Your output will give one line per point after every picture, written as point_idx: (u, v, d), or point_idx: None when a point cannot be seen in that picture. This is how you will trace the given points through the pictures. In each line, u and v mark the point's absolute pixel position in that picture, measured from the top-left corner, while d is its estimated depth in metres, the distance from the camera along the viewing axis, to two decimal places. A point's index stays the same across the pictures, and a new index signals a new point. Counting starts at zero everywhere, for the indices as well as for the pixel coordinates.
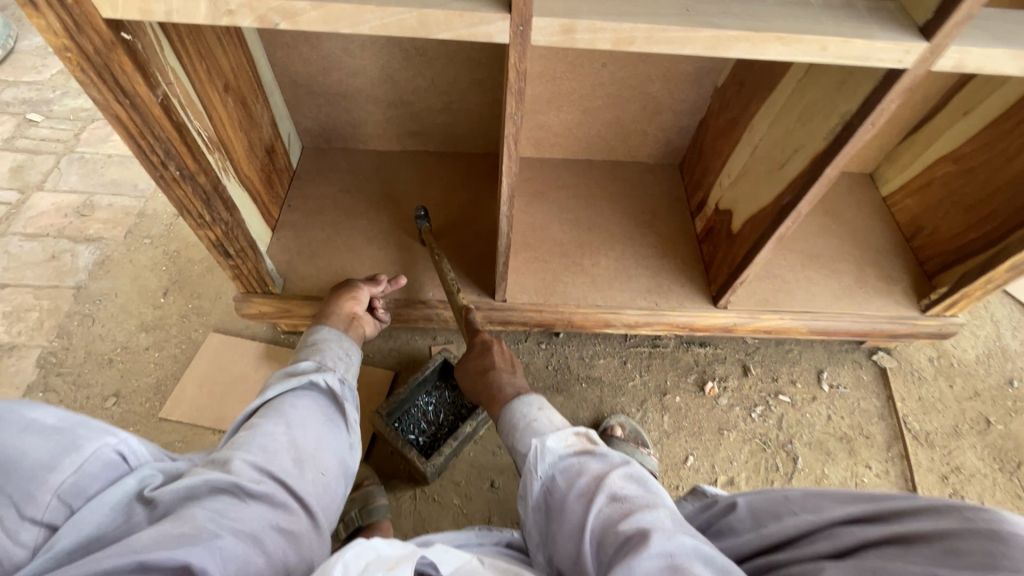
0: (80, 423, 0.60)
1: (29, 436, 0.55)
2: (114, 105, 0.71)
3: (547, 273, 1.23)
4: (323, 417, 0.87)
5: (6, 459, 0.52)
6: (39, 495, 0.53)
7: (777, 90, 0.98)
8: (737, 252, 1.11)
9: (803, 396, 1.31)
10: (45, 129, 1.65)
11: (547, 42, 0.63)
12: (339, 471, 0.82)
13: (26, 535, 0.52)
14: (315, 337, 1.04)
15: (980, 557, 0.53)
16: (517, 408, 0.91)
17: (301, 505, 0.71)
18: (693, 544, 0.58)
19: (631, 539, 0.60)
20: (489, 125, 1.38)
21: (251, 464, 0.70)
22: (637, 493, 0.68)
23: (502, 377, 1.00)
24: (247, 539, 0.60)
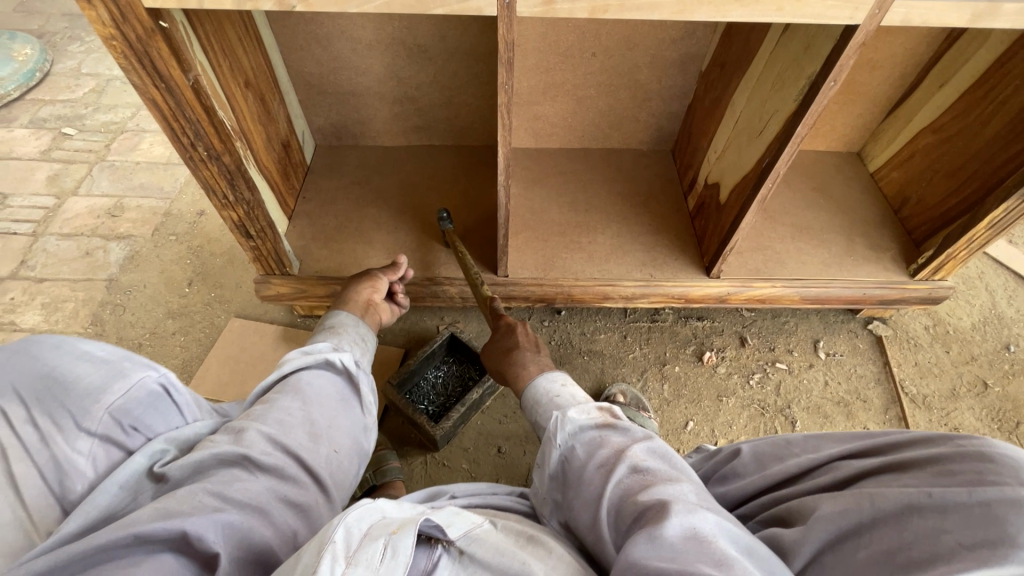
0: (126, 356, 0.65)
1: (82, 364, 0.62)
2: (151, 90, 0.80)
3: (547, 251, 1.30)
4: (337, 397, 0.88)
5: (65, 381, 0.60)
6: (93, 410, 0.60)
7: (753, 65, 1.06)
8: (726, 221, 1.17)
9: (801, 364, 1.35)
10: (79, 142, 1.77)
11: (530, 13, 0.71)
12: (352, 450, 0.84)
13: (81, 446, 0.59)
14: (333, 322, 1.06)
15: (972, 476, 0.51)
16: (538, 389, 0.90)
17: (311, 478, 0.74)
18: (719, 520, 0.53)
19: (653, 508, 0.55)
20: (489, 118, 1.46)
21: (264, 437, 0.73)
22: (657, 464, 0.64)
23: (527, 354, 1.00)
24: (253, 511, 0.64)
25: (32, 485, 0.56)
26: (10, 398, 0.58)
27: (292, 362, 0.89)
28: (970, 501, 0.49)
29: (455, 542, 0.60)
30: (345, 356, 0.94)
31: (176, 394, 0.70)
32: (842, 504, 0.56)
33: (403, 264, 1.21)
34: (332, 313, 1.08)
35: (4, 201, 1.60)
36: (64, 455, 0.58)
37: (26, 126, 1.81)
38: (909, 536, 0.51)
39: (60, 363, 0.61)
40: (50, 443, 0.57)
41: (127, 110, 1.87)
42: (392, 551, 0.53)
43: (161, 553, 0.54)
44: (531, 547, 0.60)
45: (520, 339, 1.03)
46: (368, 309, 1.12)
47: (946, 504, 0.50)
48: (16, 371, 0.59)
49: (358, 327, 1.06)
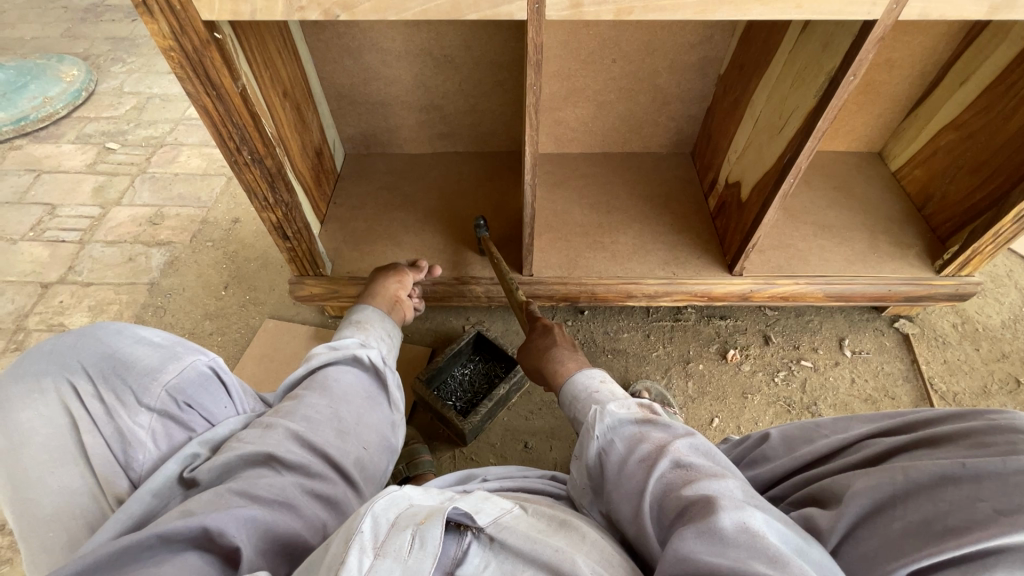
0: (179, 342, 0.71)
1: (140, 347, 0.68)
2: (203, 97, 0.87)
3: (571, 251, 1.33)
4: (364, 393, 0.88)
5: (126, 360, 0.66)
6: (151, 387, 0.65)
7: (772, 65, 1.08)
8: (747, 218, 1.19)
9: (826, 361, 1.35)
10: (122, 155, 1.87)
11: (559, 16, 0.76)
12: (380, 445, 0.84)
13: (142, 418, 0.64)
14: (359, 316, 1.09)
15: (1005, 446, 0.51)
16: (577, 383, 0.92)
17: (338, 473, 0.74)
18: (772, 519, 0.53)
19: (699, 501, 0.56)
20: (512, 125, 1.51)
21: (292, 436, 0.73)
22: (700, 460, 0.64)
23: (564, 352, 1.02)
24: (281, 505, 0.63)
25: (100, 455, 0.62)
26: (79, 375, 0.64)
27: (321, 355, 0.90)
28: (1005, 470, 0.49)
29: (485, 530, 0.57)
30: (371, 353, 0.94)
31: (224, 379, 0.74)
32: (875, 477, 0.56)
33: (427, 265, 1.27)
34: (359, 308, 1.09)
35: (53, 211, 1.70)
36: (127, 428, 0.63)
37: (73, 142, 1.91)
38: (943, 506, 0.50)
39: (122, 347, 0.67)
40: (114, 416, 0.63)
41: (166, 126, 1.97)
42: (420, 541, 0.50)
43: (186, 552, 0.53)
44: (564, 531, 0.60)
45: (558, 339, 1.05)
46: (395, 305, 1.16)
47: (980, 473, 0.50)
48: (83, 351, 0.66)
49: (383, 326, 1.07)
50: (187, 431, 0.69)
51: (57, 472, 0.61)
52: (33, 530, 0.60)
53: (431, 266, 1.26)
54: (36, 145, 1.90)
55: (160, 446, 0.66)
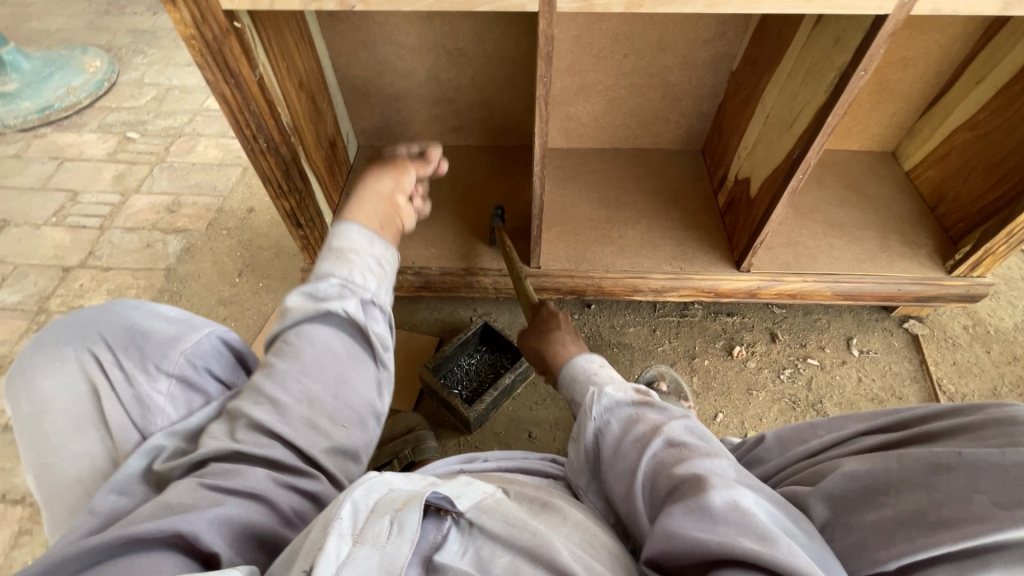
0: (194, 318, 0.73)
1: (156, 320, 0.70)
2: (222, 84, 0.89)
3: (578, 244, 1.34)
4: (345, 353, 0.74)
5: (144, 331, 0.69)
6: (169, 354, 0.67)
7: (784, 61, 1.08)
8: (756, 214, 1.19)
9: (833, 360, 1.35)
10: (142, 145, 1.91)
11: (569, 8, 0.77)
12: (366, 417, 0.74)
13: (160, 384, 0.66)
14: (340, 241, 0.84)
15: (1004, 439, 0.51)
16: (576, 366, 0.93)
17: (314, 461, 0.67)
18: (762, 500, 0.54)
19: (689, 478, 0.57)
20: (523, 120, 1.52)
21: (257, 424, 0.65)
22: (699, 445, 0.64)
23: (564, 337, 1.04)
24: (252, 501, 0.59)
25: (119, 422, 0.64)
26: (100, 347, 0.67)
27: (296, 311, 0.75)
28: (1003, 462, 0.49)
29: (465, 514, 0.57)
30: (347, 303, 0.75)
31: (236, 353, 0.76)
32: (872, 468, 0.56)
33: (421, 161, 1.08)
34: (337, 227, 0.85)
35: (75, 197, 1.74)
36: (145, 393, 0.65)
37: (95, 131, 1.96)
38: (938, 496, 0.51)
39: (139, 320, 0.70)
40: (133, 382, 0.66)
41: (185, 116, 2.01)
42: (398, 527, 0.50)
43: (155, 553, 0.51)
44: (547, 513, 0.62)
45: (561, 324, 1.07)
46: (390, 211, 0.95)
47: (978, 463, 0.50)
48: (103, 324, 0.69)
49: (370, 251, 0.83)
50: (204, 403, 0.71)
51: (77, 438, 0.64)
52: (56, 492, 0.63)
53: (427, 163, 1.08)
54: (60, 134, 1.95)
55: (178, 411, 0.67)
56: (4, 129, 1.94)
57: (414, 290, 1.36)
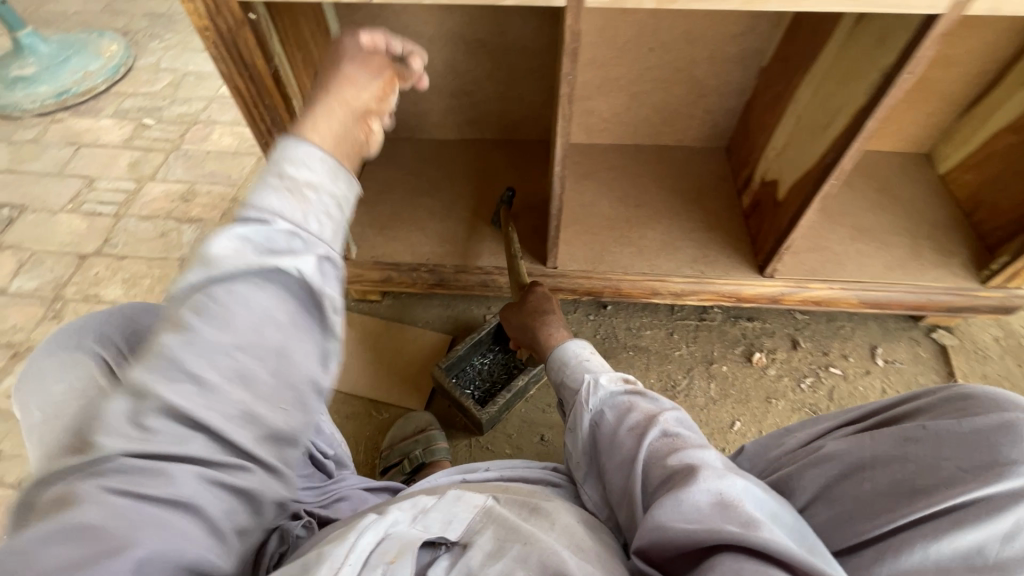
0: None
1: None
2: (236, 77, 0.87)
3: (596, 244, 1.30)
4: (289, 315, 0.50)
5: None
6: None
7: (819, 59, 1.03)
8: (783, 218, 1.15)
9: (857, 370, 1.30)
10: (157, 131, 1.90)
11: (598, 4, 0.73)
12: (315, 395, 0.53)
13: None
14: (289, 159, 0.52)
15: (958, 410, 0.54)
16: (566, 351, 0.92)
17: (250, 457, 0.48)
18: (748, 487, 0.56)
19: (684, 469, 0.60)
20: (543, 114, 1.48)
21: (168, 414, 0.44)
22: (693, 440, 0.67)
23: (553, 322, 1.02)
24: (175, 515, 0.43)
25: None
26: None
27: (227, 261, 0.48)
28: (963, 429, 0.52)
29: (458, 542, 0.56)
30: (307, 255, 0.50)
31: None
32: (849, 453, 0.58)
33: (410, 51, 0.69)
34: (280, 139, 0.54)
35: (91, 184, 1.74)
36: None
37: (111, 116, 1.96)
38: (912, 467, 0.52)
39: None
40: None
41: (200, 103, 1.99)
42: None
43: None
44: (536, 518, 0.61)
45: (553, 309, 1.05)
46: (349, 121, 0.58)
47: (941, 433, 0.52)
48: None
49: (316, 180, 0.52)
50: None
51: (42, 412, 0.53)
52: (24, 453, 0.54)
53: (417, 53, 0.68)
54: (76, 119, 1.95)
55: None
56: (22, 112, 1.94)
57: (428, 287, 1.34)
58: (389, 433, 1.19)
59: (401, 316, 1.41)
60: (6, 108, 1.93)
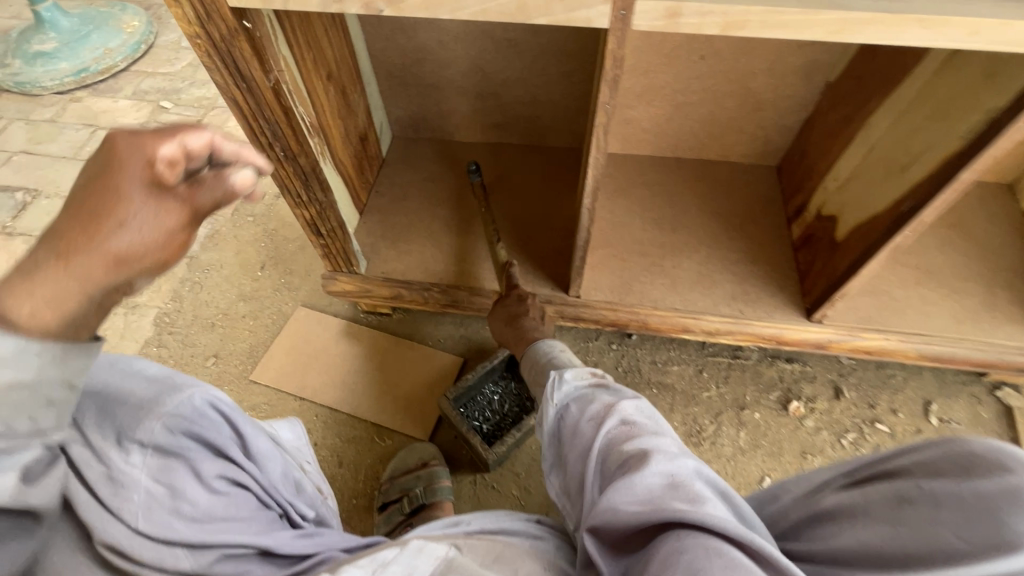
0: (174, 376, 0.68)
1: (133, 381, 0.64)
2: (233, 89, 0.77)
3: (625, 272, 1.19)
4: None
5: (118, 396, 0.62)
6: (146, 421, 0.60)
7: (904, 85, 0.88)
8: (840, 262, 1.02)
9: (906, 429, 1.18)
10: (174, 115, 1.84)
11: (649, 27, 0.61)
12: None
13: (135, 456, 0.59)
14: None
15: (954, 466, 0.48)
16: (538, 349, 0.94)
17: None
18: (692, 469, 0.59)
19: (636, 456, 0.61)
20: (575, 121, 1.36)
21: None
22: (646, 425, 0.68)
23: (529, 322, 1.03)
24: None
25: (84, 502, 0.57)
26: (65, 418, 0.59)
27: None
28: (958, 492, 0.46)
29: None
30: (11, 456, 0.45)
31: (226, 417, 0.68)
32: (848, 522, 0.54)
33: (246, 172, 0.51)
34: None
35: None
36: (118, 469, 0.58)
37: (129, 98, 1.90)
38: (902, 531, 0.48)
39: (112, 382, 0.63)
40: (103, 459, 0.57)
41: None
42: None
43: None
44: (499, 566, 0.62)
45: (529, 310, 1.06)
46: (96, 311, 0.46)
47: (935, 497, 0.47)
48: None
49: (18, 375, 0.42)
50: (192, 470, 0.62)
51: None
52: None
53: (248, 189, 0.51)
54: (95, 99, 1.90)
55: (157, 484, 0.59)
56: (42, 90, 1.90)
57: (441, 307, 1.25)
58: (390, 464, 1.12)
59: (412, 333, 1.33)
60: (26, 85, 1.88)
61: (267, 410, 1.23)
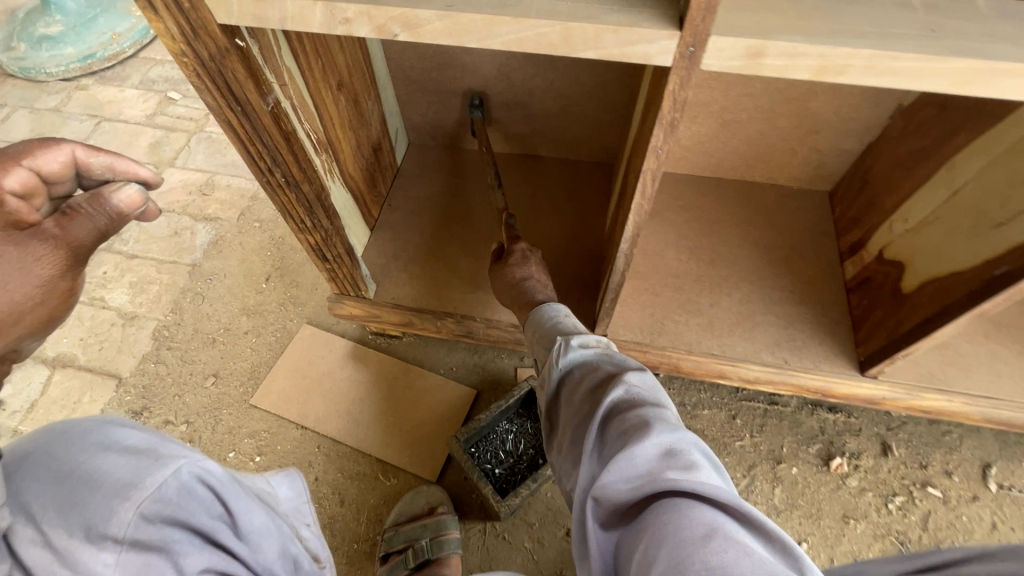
0: (162, 443, 0.62)
1: (113, 457, 0.58)
2: (226, 112, 0.67)
3: (656, 309, 1.08)
4: None
5: (94, 476, 0.56)
6: (120, 513, 0.53)
7: (1004, 126, 0.77)
8: (907, 319, 0.90)
9: (961, 495, 1.06)
10: (181, 108, 1.75)
11: (723, 67, 0.50)
12: None
13: (106, 554, 0.52)
14: None
15: None
16: (543, 314, 0.87)
17: None
18: (692, 439, 0.58)
19: (637, 425, 0.59)
20: (608, 134, 1.23)
21: None
22: (648, 394, 0.65)
23: (534, 286, 0.95)
24: None
25: None
26: (34, 513, 0.54)
27: None
28: None
29: None
30: None
31: (216, 495, 0.60)
32: None
33: (130, 187, 0.56)
34: None
35: None
36: (87, 572, 0.52)
37: (136, 87, 1.81)
38: None
39: (91, 458, 0.58)
40: (71, 561, 0.52)
41: None
42: None
43: None
44: None
45: (534, 270, 0.96)
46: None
47: None
48: (51, 467, 0.57)
49: None
50: (174, 566, 0.54)
51: None
52: None
53: (133, 206, 0.56)
54: (101, 87, 1.81)
55: None
56: (47, 76, 1.82)
57: (454, 336, 1.16)
58: (396, 508, 1.05)
59: (422, 359, 1.24)
60: (30, 71, 1.80)
61: (266, 439, 1.16)
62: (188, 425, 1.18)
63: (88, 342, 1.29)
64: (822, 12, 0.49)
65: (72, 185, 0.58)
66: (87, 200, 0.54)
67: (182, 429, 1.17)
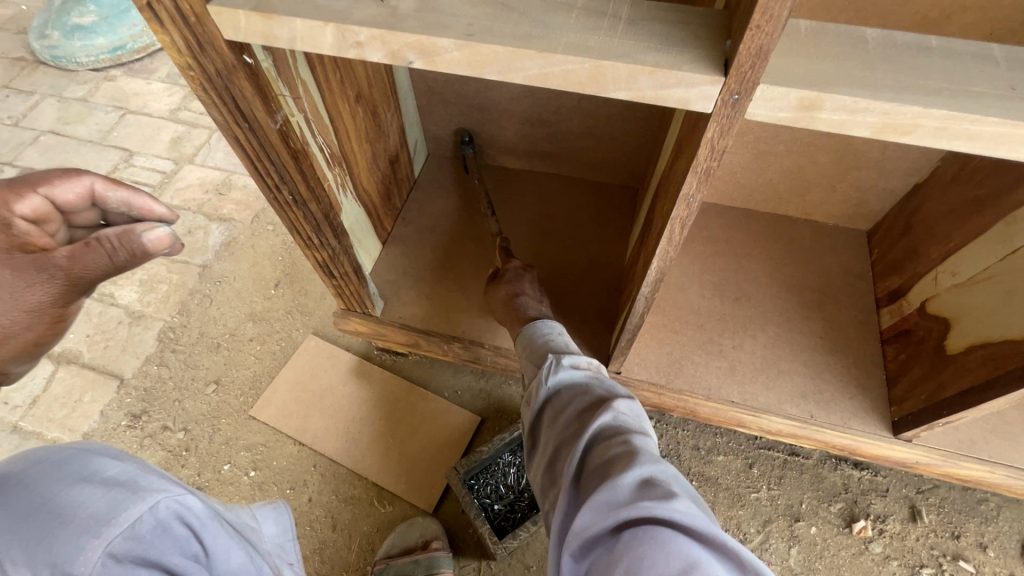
0: (142, 475, 0.51)
1: (90, 489, 0.48)
2: (233, 129, 0.63)
3: (676, 348, 1.03)
4: None
5: (62, 511, 0.45)
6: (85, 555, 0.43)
7: None
8: (949, 384, 0.84)
9: (997, 572, 0.98)
10: None
11: (771, 117, 0.44)
12: None
13: None
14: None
15: None
16: (534, 331, 0.80)
17: None
18: (673, 470, 0.53)
19: (620, 453, 0.54)
20: (635, 158, 1.17)
21: None
22: (635, 423, 0.61)
23: (528, 302, 0.90)
24: None
25: None
26: None
27: None
28: None
29: None
30: None
31: (196, 533, 0.51)
32: None
33: (160, 229, 0.53)
34: None
35: (130, 158, 1.62)
36: None
37: (163, 80, 1.81)
38: None
39: (60, 488, 0.47)
40: None
41: None
42: None
43: None
44: None
45: (529, 288, 0.92)
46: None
47: None
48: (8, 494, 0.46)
49: None
50: None
51: None
52: None
53: (160, 248, 0.53)
54: (128, 79, 1.82)
55: None
56: (77, 66, 1.82)
57: (461, 360, 1.12)
58: (390, 538, 1.02)
59: (427, 380, 1.20)
60: (62, 59, 1.81)
61: (262, 453, 1.13)
62: (185, 432, 1.16)
63: (94, 339, 1.29)
64: (890, 62, 0.43)
65: (95, 214, 0.60)
66: (115, 235, 0.51)
67: (179, 436, 1.15)
